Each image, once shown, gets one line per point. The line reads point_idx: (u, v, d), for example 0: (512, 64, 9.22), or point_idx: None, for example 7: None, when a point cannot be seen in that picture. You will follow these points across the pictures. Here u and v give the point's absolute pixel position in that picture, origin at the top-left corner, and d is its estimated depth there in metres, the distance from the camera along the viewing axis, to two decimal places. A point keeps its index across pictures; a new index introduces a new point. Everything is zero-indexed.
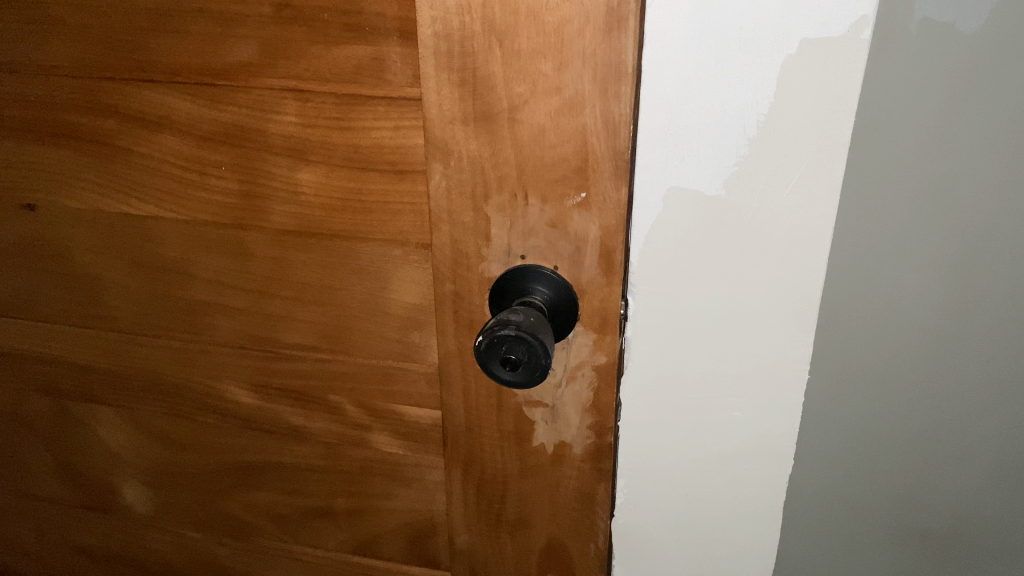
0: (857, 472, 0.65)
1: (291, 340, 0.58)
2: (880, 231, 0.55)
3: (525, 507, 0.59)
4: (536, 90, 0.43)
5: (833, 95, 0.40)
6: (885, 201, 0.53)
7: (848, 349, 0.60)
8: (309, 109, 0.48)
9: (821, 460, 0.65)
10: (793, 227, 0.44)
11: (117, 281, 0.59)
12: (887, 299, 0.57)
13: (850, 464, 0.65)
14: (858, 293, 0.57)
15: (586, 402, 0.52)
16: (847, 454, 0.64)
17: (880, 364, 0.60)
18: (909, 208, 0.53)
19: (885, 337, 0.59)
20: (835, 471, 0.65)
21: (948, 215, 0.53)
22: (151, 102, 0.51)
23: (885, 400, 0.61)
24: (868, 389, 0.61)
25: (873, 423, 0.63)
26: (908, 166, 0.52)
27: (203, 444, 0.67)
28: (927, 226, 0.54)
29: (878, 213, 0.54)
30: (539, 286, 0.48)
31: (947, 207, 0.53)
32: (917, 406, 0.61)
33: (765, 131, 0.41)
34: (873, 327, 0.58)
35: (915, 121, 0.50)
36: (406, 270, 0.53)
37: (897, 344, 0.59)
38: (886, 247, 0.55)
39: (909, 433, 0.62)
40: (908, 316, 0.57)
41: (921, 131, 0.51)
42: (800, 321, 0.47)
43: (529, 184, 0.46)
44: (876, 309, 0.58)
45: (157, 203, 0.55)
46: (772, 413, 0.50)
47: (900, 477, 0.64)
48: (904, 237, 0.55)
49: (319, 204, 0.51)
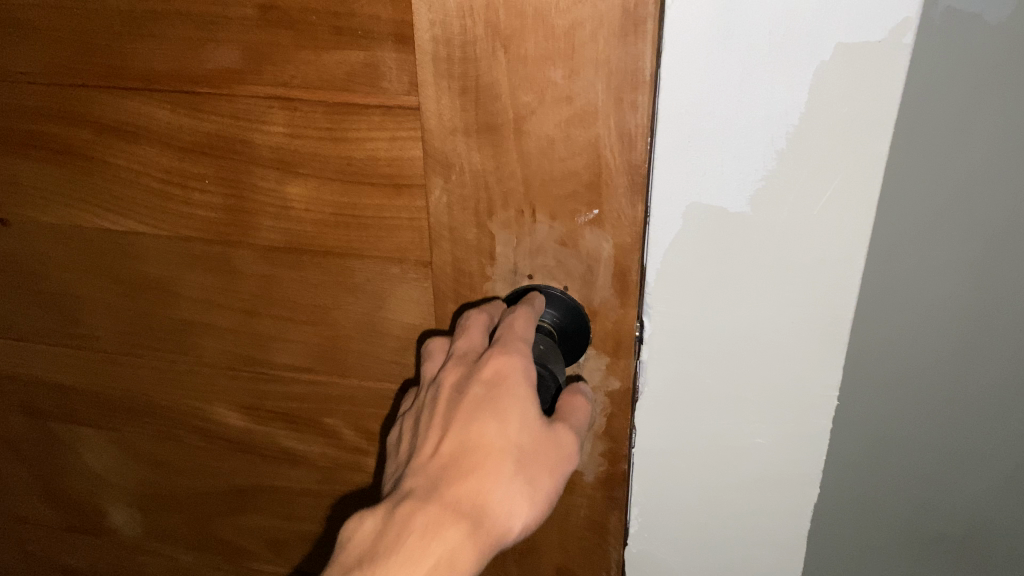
0: (889, 519, 0.58)
1: (282, 361, 0.55)
2: (904, 259, 0.47)
3: (533, 535, 0.56)
4: (545, 99, 0.39)
5: (870, 103, 0.36)
6: (909, 225, 0.46)
7: (872, 389, 0.53)
8: (298, 118, 0.44)
9: (848, 510, 0.58)
10: (823, 241, 0.40)
11: (98, 299, 0.56)
12: (916, 332, 0.50)
13: (881, 511, 0.58)
14: (881, 328, 0.50)
15: (598, 429, 0.50)
16: (877, 500, 0.57)
17: (909, 404, 0.53)
18: (935, 231, 0.46)
19: (916, 372, 0.51)
20: (866, 519, 0.58)
21: (966, 220, 0.45)
22: (127, 111, 0.47)
23: (906, 435, 0.54)
24: (894, 429, 0.54)
25: (904, 463, 0.55)
26: (920, 163, 0.44)
27: (190, 466, 0.63)
28: (943, 231, 0.46)
29: (900, 241, 0.47)
30: (547, 309, 0.45)
31: (964, 209, 0.45)
32: (954, 443, 0.53)
33: (795, 142, 0.37)
34: (898, 363, 0.51)
35: (940, 135, 0.43)
36: (404, 290, 0.49)
37: (928, 379, 0.51)
38: (897, 255, 0.47)
39: (948, 472, 0.55)
40: (939, 347, 0.50)
41: (939, 122, 0.43)
42: (828, 344, 0.43)
43: (537, 201, 0.42)
44: (892, 327, 0.50)
45: (137, 217, 0.51)
46: (799, 441, 0.47)
47: (940, 523, 0.57)
48: (931, 264, 0.47)
49: (310, 219, 0.48)
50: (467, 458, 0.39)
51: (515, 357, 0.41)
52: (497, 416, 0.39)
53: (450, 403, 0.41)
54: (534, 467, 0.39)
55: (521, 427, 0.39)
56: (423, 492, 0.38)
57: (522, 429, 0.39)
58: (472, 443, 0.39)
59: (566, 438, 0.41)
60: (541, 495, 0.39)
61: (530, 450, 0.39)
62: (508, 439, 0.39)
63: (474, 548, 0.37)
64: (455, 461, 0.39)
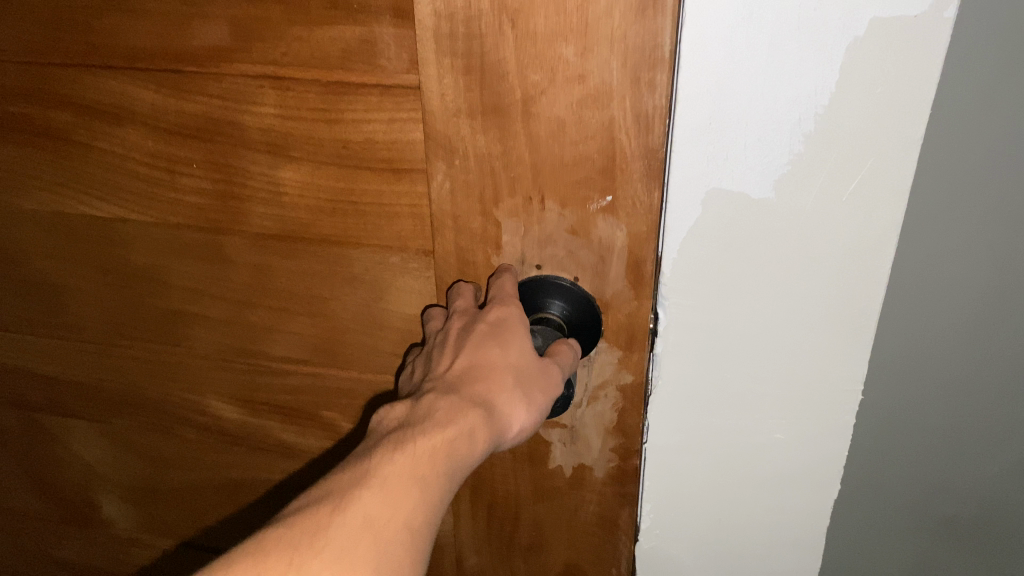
0: (917, 525, 0.55)
1: (278, 353, 0.52)
2: (940, 259, 0.43)
3: (540, 530, 0.54)
4: (555, 78, 0.37)
5: (906, 82, 0.33)
6: (948, 222, 0.42)
7: (901, 394, 0.49)
8: (290, 99, 0.41)
9: (877, 519, 0.55)
10: (853, 231, 0.37)
11: (84, 288, 0.53)
12: (951, 334, 0.46)
13: (910, 517, 0.54)
14: (912, 333, 0.46)
15: (609, 424, 0.48)
16: (904, 507, 0.54)
17: (939, 408, 0.49)
18: (976, 225, 0.42)
19: (948, 375, 0.47)
20: (898, 528, 0.55)
21: (993, 194, 0.40)
22: (110, 92, 0.44)
23: (921, 430, 0.50)
24: (924, 434, 0.50)
25: (934, 469, 0.52)
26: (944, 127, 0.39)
27: (183, 459, 0.61)
28: (965, 206, 0.41)
29: (938, 240, 0.42)
30: (555, 300, 0.43)
31: (992, 181, 0.40)
32: (988, 447, 0.50)
33: (826, 124, 0.35)
34: (929, 366, 0.47)
35: (986, 122, 0.38)
36: (404, 280, 0.46)
37: (959, 382, 0.48)
38: (926, 250, 0.43)
39: (982, 477, 0.51)
40: (976, 348, 0.46)
41: (972, 79, 0.37)
42: (854, 338, 0.41)
43: (547, 187, 0.40)
44: (907, 313, 0.45)
45: (123, 203, 0.49)
46: (819, 437, 0.45)
47: (972, 527, 0.54)
48: (971, 261, 0.43)
49: (305, 205, 0.45)
50: (472, 371, 0.39)
51: (512, 304, 0.42)
52: (501, 335, 0.40)
53: (452, 337, 0.41)
54: (536, 381, 0.39)
55: (521, 352, 0.39)
56: (434, 392, 0.38)
57: (526, 347, 0.40)
58: (476, 358, 0.39)
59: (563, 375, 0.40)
60: (539, 411, 0.39)
61: (531, 367, 0.39)
62: (512, 357, 0.39)
63: (483, 431, 0.36)
64: (462, 375, 0.39)
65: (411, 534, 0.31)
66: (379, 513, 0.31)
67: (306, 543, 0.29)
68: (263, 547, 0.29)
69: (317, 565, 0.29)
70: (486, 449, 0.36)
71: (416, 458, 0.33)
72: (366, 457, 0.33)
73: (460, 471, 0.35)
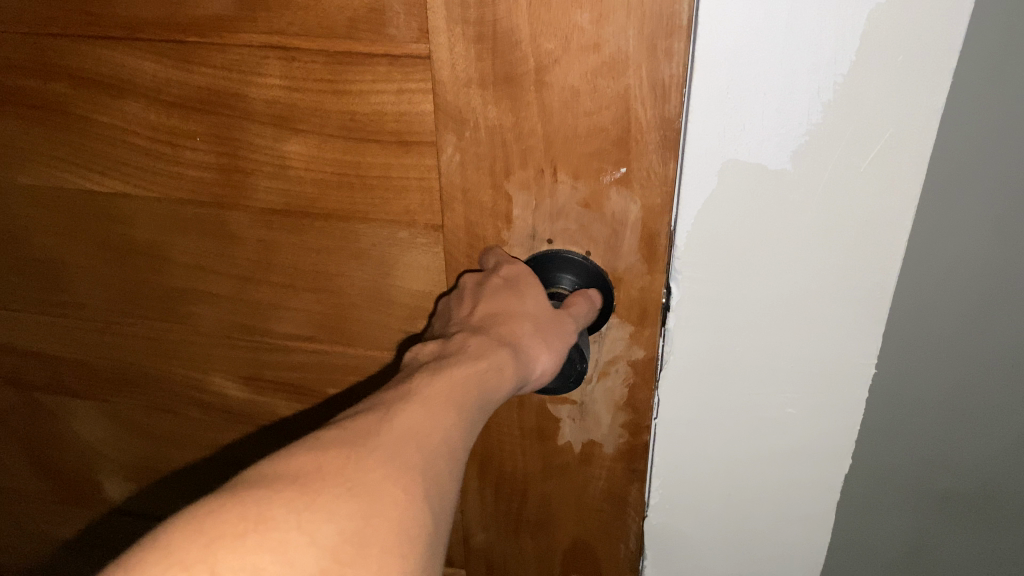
0: (930, 513, 0.53)
1: (283, 330, 0.52)
2: (953, 242, 0.41)
3: (548, 507, 0.54)
4: (570, 46, 0.36)
5: (929, 50, 0.32)
6: (962, 203, 0.40)
7: (911, 382, 0.47)
8: (296, 69, 0.40)
9: (887, 509, 0.54)
10: (871, 206, 0.36)
11: (84, 265, 0.53)
12: (964, 319, 0.44)
13: (920, 505, 0.53)
14: (922, 319, 0.44)
15: (619, 399, 0.47)
16: (914, 497, 0.53)
17: (949, 395, 0.48)
18: (991, 206, 0.40)
19: (958, 361, 0.46)
20: (909, 518, 0.54)
21: (1006, 169, 0.39)
22: (110, 63, 0.43)
23: (931, 417, 0.49)
24: (934, 420, 0.49)
25: (943, 456, 0.50)
26: (956, 100, 0.37)
27: (187, 437, 0.61)
28: (977, 184, 0.39)
29: (951, 222, 0.41)
30: (565, 274, 0.42)
31: (1005, 155, 0.38)
32: (1000, 433, 0.48)
33: (844, 93, 0.34)
34: (940, 353, 0.46)
35: (1008, 93, 0.36)
36: (412, 255, 0.46)
37: (970, 367, 0.46)
38: (938, 232, 0.41)
39: (994, 463, 0.50)
40: (988, 334, 0.45)
41: (988, 48, 0.36)
42: (870, 312, 0.40)
43: (559, 159, 0.39)
44: (920, 297, 0.44)
45: (124, 178, 0.48)
46: (831, 411, 0.44)
47: (984, 517, 0.52)
48: (986, 243, 0.41)
49: (311, 179, 0.44)
50: (492, 317, 0.39)
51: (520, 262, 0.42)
52: (516, 287, 0.41)
53: (469, 293, 0.42)
54: (555, 328, 0.39)
55: (537, 301, 0.40)
56: (458, 337, 0.38)
57: (542, 296, 0.40)
58: (495, 307, 0.40)
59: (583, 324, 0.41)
60: (558, 356, 0.39)
61: (548, 315, 0.40)
62: (530, 305, 0.40)
63: (510, 369, 0.36)
64: (482, 323, 0.39)
65: (451, 452, 0.30)
66: (425, 425, 0.30)
67: (360, 441, 0.28)
68: (316, 444, 0.27)
69: (375, 459, 0.27)
70: (512, 387, 0.37)
71: (451, 384, 0.33)
72: (405, 382, 0.33)
73: (489, 404, 0.35)
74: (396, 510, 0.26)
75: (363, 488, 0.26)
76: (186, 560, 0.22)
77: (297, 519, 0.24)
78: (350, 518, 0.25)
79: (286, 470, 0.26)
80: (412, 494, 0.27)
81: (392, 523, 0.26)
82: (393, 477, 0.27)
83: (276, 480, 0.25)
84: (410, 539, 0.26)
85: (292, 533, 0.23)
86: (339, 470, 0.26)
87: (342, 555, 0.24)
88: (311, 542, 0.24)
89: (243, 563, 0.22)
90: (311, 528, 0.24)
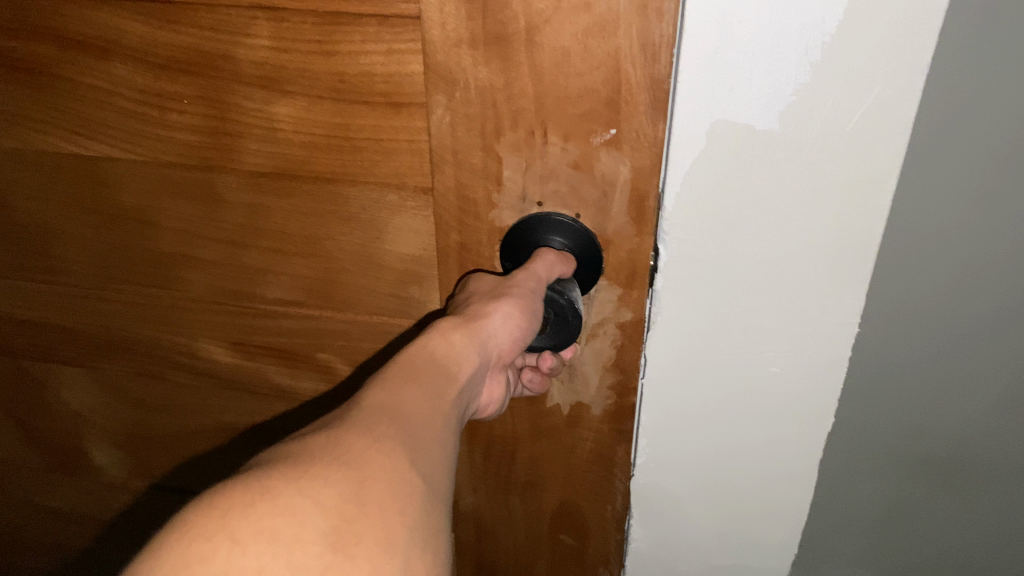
0: (907, 473, 0.54)
1: (271, 295, 0.52)
2: (936, 205, 0.42)
3: (536, 468, 0.55)
4: (561, 6, 0.36)
5: (916, 10, 0.32)
6: (944, 165, 0.40)
7: (892, 344, 0.48)
8: (285, 30, 0.40)
9: (866, 470, 0.55)
10: (855, 166, 0.37)
11: (71, 230, 0.52)
12: (943, 281, 0.45)
13: (897, 466, 0.54)
14: (903, 281, 0.45)
15: (607, 361, 0.48)
16: (892, 457, 0.54)
17: (928, 356, 0.48)
18: (972, 168, 0.40)
19: (938, 322, 0.47)
20: (887, 478, 0.55)
21: (987, 131, 0.39)
22: (96, 24, 0.43)
23: (911, 379, 0.50)
24: (914, 381, 0.50)
25: (922, 416, 0.51)
26: (939, 62, 0.37)
27: (176, 403, 0.61)
28: (960, 147, 0.40)
29: (934, 185, 0.41)
30: (556, 236, 0.43)
31: (989, 117, 0.39)
32: (976, 394, 0.49)
33: (831, 54, 0.34)
34: (920, 315, 0.47)
35: (994, 56, 0.37)
36: (402, 219, 0.46)
37: (950, 329, 0.47)
38: (920, 195, 0.42)
39: (972, 423, 0.51)
40: (967, 296, 0.45)
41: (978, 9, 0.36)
42: (855, 272, 0.41)
43: (549, 120, 0.39)
44: (901, 260, 0.44)
45: (110, 141, 0.47)
46: (815, 371, 0.45)
47: (959, 476, 0.53)
48: (967, 205, 0.42)
49: (300, 141, 0.44)
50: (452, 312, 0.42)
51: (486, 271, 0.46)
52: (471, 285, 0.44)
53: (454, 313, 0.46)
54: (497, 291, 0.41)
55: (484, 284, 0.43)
56: None
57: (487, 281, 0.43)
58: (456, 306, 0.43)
59: (530, 275, 0.42)
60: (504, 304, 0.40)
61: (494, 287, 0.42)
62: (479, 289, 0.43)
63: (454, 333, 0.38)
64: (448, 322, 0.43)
65: (425, 423, 0.32)
66: (393, 402, 0.32)
67: (333, 424, 0.29)
68: (297, 438, 0.28)
69: (354, 433, 0.28)
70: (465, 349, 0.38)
71: (409, 363, 0.35)
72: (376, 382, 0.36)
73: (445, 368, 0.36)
74: (387, 471, 0.27)
75: (351, 456, 0.27)
76: (203, 533, 0.22)
77: (297, 486, 0.24)
78: (347, 479, 0.25)
79: (279, 458, 0.26)
80: (397, 457, 0.28)
81: (388, 484, 0.26)
82: (376, 444, 0.28)
83: (270, 464, 0.25)
84: (409, 496, 0.26)
85: (296, 497, 0.24)
86: (323, 446, 0.27)
87: (347, 512, 0.24)
88: (317, 502, 0.24)
89: (260, 527, 0.22)
90: (313, 492, 0.24)
